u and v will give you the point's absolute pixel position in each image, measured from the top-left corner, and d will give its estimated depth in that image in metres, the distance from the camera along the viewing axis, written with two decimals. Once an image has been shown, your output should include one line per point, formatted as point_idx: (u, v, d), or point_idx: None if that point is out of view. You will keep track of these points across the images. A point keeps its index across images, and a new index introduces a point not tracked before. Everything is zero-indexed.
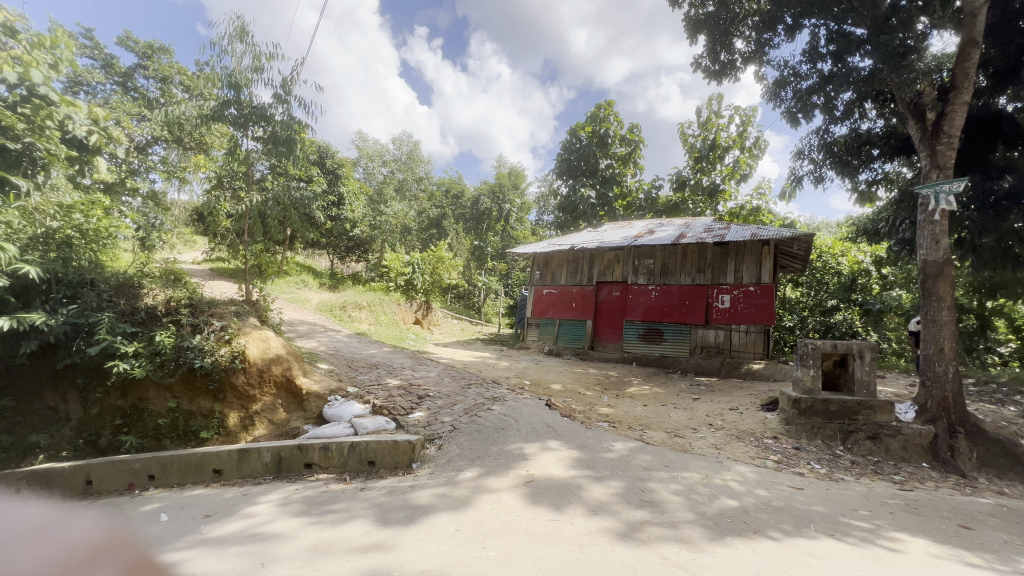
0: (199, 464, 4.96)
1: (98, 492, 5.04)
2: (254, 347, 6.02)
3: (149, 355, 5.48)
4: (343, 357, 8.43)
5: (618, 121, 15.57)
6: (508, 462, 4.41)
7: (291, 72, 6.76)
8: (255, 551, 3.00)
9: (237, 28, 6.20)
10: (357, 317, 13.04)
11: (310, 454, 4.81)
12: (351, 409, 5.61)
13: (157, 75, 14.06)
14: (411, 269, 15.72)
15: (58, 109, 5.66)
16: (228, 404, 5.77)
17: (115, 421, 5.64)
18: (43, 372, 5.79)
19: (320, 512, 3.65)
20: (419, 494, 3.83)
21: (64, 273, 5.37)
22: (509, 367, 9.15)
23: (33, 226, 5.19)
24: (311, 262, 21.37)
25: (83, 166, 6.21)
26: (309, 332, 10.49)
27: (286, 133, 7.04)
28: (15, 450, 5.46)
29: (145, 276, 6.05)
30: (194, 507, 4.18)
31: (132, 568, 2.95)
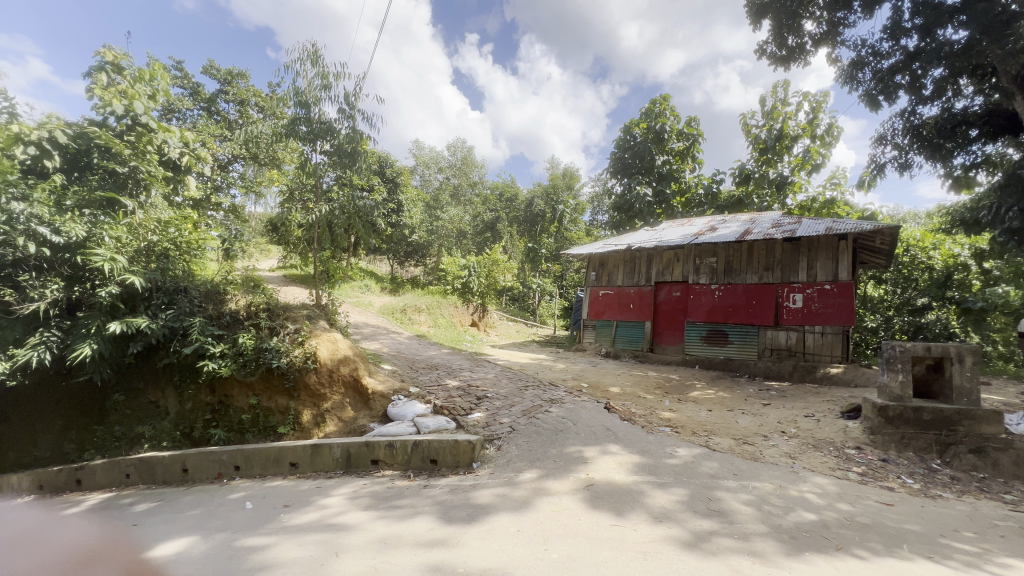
0: (278, 457, 5.35)
1: (192, 480, 5.57)
2: (324, 348, 6.42)
3: (234, 355, 5.98)
4: (405, 359, 8.77)
5: (674, 115, 15.05)
6: (567, 465, 4.38)
7: (356, 88, 7.14)
8: (329, 541, 3.19)
9: (310, 53, 6.65)
10: (417, 320, 13.50)
11: (376, 451, 5.04)
12: (413, 409, 5.82)
13: (236, 98, 15.33)
14: (468, 272, 16.09)
15: (156, 135, 6.44)
16: (303, 401, 6.16)
17: (206, 416, 6.17)
18: (147, 370, 6.46)
19: (386, 507, 3.81)
20: (480, 493, 3.90)
21: (163, 281, 6.00)
22: (566, 369, 9.10)
23: (138, 240, 5.88)
24: (372, 267, 22.40)
25: (176, 185, 6.88)
26: (373, 334, 11.01)
27: (351, 146, 7.50)
28: (126, 440, 6.19)
29: (229, 283, 6.58)
30: (274, 498, 4.50)
31: (225, 550, 3.24)
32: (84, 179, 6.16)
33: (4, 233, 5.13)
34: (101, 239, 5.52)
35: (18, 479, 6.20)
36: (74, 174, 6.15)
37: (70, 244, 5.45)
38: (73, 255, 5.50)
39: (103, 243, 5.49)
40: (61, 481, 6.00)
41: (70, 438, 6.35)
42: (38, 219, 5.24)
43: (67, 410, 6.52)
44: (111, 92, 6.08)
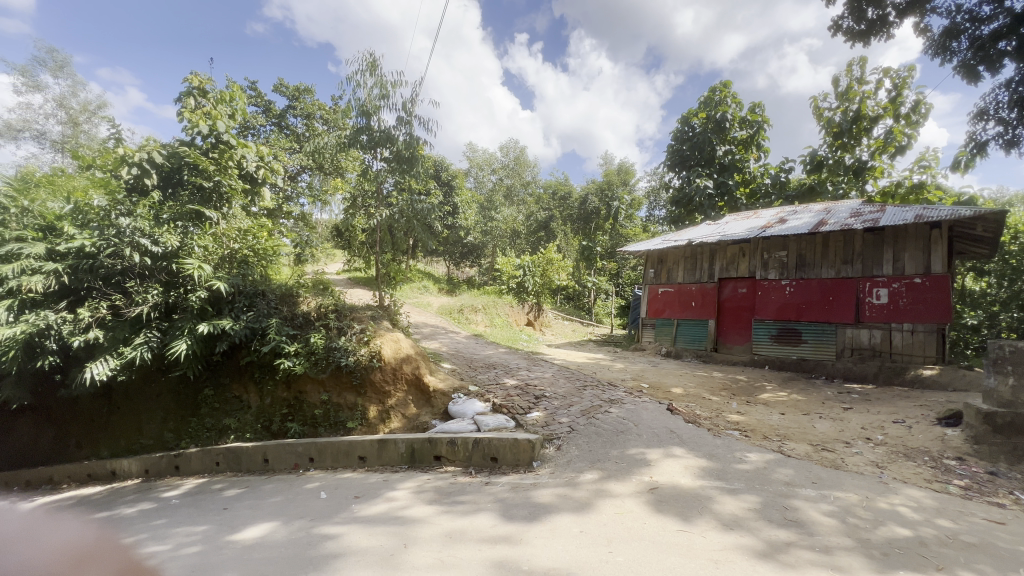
0: (348, 450, 5.65)
1: (272, 469, 6.00)
2: (388, 347, 6.70)
3: (306, 354, 6.39)
4: (464, 358, 8.96)
5: (736, 102, 14.28)
6: (629, 468, 4.29)
7: (412, 95, 7.39)
8: (397, 532, 3.32)
9: (369, 63, 6.96)
10: (474, 320, 13.75)
11: (439, 447, 5.19)
12: (473, 407, 5.94)
13: (303, 112, 16.34)
14: (522, 272, 16.18)
15: (236, 151, 7.04)
16: (369, 398, 6.46)
17: (283, 410, 6.63)
18: (232, 368, 7.03)
19: (450, 502, 3.92)
20: (540, 492, 3.92)
21: (244, 286, 6.56)
22: (625, 369, 8.91)
23: (222, 249, 6.43)
24: (430, 268, 23.09)
25: (254, 196, 7.46)
26: (432, 334, 11.36)
27: (409, 151, 7.80)
28: (216, 431, 6.77)
29: (301, 286, 7.11)
30: (345, 489, 4.76)
31: (304, 536, 3.47)
32: (176, 195, 6.81)
33: (114, 245, 5.81)
34: (191, 248, 6.11)
35: (128, 464, 6.97)
36: (167, 190, 6.81)
37: (166, 253, 6.04)
38: (168, 263, 6.11)
39: (194, 252, 6.07)
40: (163, 466, 6.70)
41: (170, 428, 7.06)
42: (141, 232, 5.88)
43: (166, 402, 7.24)
44: (198, 114, 6.71)
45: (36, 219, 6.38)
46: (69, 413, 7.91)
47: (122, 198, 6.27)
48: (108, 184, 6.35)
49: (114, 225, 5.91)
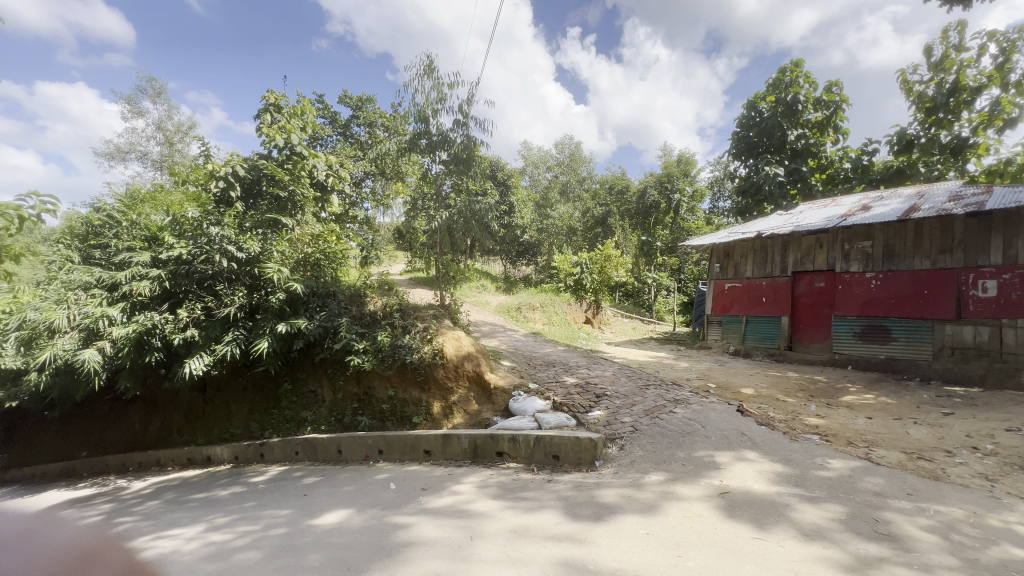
0: (414, 444, 5.89)
1: (345, 460, 6.38)
2: (450, 345, 6.91)
3: (374, 351, 6.71)
4: (523, 355, 9.04)
5: (810, 82, 13.26)
6: (697, 470, 4.13)
7: (468, 97, 7.53)
8: (464, 525, 3.42)
9: (427, 67, 7.18)
10: (532, 317, 13.80)
11: (500, 443, 5.27)
12: (534, 405, 5.98)
13: (366, 121, 17.13)
14: (580, 269, 16.00)
15: (307, 161, 7.58)
16: (432, 394, 6.67)
17: (353, 405, 7.00)
18: (307, 364, 7.53)
19: (514, 498, 3.97)
20: (604, 492, 3.87)
21: (317, 287, 7.01)
22: (690, 368, 8.57)
23: (297, 253, 6.94)
24: (487, 268, 23.48)
25: (323, 203, 7.96)
26: (491, 332, 11.55)
27: (466, 153, 7.96)
28: (294, 422, 7.28)
29: (369, 287, 7.49)
30: (413, 481, 4.96)
31: (377, 524, 3.67)
32: (256, 205, 7.39)
33: (207, 252, 6.42)
34: (271, 253, 6.65)
35: (220, 450, 7.68)
36: (249, 200, 7.40)
37: (249, 259, 6.60)
38: (251, 267, 6.67)
39: (273, 257, 6.59)
40: (250, 454, 7.31)
41: (255, 419, 7.69)
42: (228, 240, 6.46)
43: (252, 395, 7.90)
44: (274, 129, 7.30)
45: (142, 231, 7.16)
46: (172, 404, 8.85)
47: (212, 210, 6.91)
48: (200, 197, 7.03)
49: (205, 234, 6.52)
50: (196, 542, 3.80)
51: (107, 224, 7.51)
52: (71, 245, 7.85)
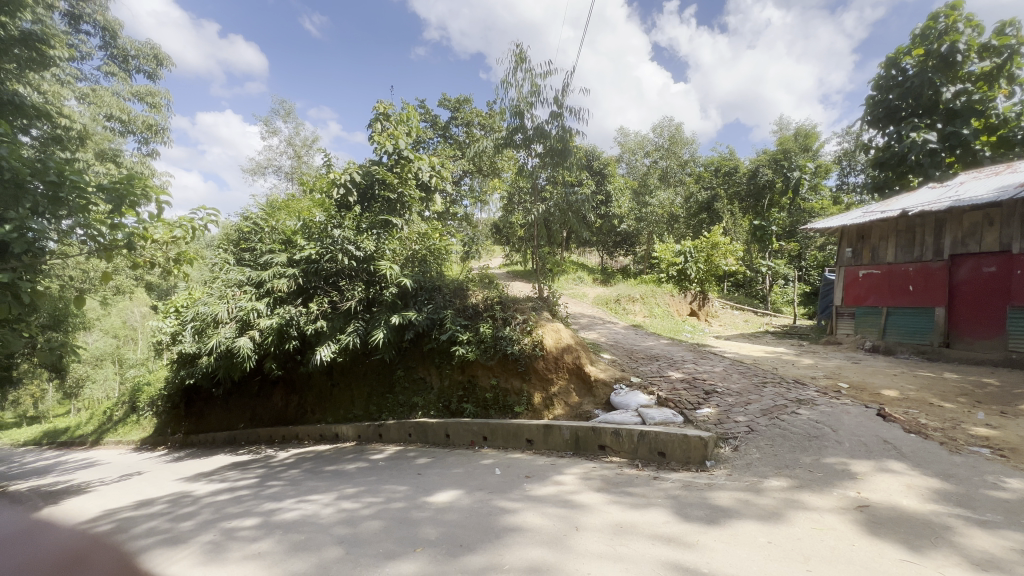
0: (517, 433, 6.07)
1: (453, 444, 6.78)
2: (549, 337, 6.98)
3: (477, 342, 7.00)
4: (623, 348, 8.81)
5: (973, 25, 11.00)
6: (828, 478, 3.71)
7: (563, 86, 7.45)
8: (569, 516, 3.45)
9: (520, 60, 7.23)
10: (632, 310, 13.39)
11: (603, 436, 5.22)
12: (636, 399, 5.81)
13: (464, 121, 17.72)
14: (683, 258, 15.11)
15: (413, 164, 8.14)
16: (533, 384, 6.79)
17: (459, 392, 7.37)
18: (417, 353, 8.09)
19: (619, 492, 3.91)
20: (717, 494, 3.65)
21: (425, 281, 7.50)
22: (815, 365, 7.70)
23: (407, 250, 7.49)
24: (584, 259, 23.25)
25: (427, 202, 8.49)
26: (590, 324, 11.45)
27: (561, 144, 7.88)
28: (407, 407, 7.88)
29: (471, 281, 7.83)
30: (518, 468, 5.11)
31: (485, 506, 3.85)
32: (370, 207, 8.11)
33: (331, 252, 7.25)
34: (384, 251, 7.32)
35: (346, 429, 8.58)
36: (364, 203, 8.15)
37: (366, 257, 7.29)
38: (368, 265, 7.38)
39: (386, 255, 7.22)
40: (370, 433, 8.10)
41: (373, 402, 8.48)
42: (348, 240, 7.20)
43: (370, 380, 8.72)
44: (385, 136, 7.96)
45: (279, 235, 8.22)
46: (306, 385, 10.11)
47: (335, 213, 7.74)
48: (325, 203, 7.90)
49: (329, 236, 7.34)
50: (331, 507, 4.32)
51: (253, 230, 8.69)
52: (228, 249, 9.25)
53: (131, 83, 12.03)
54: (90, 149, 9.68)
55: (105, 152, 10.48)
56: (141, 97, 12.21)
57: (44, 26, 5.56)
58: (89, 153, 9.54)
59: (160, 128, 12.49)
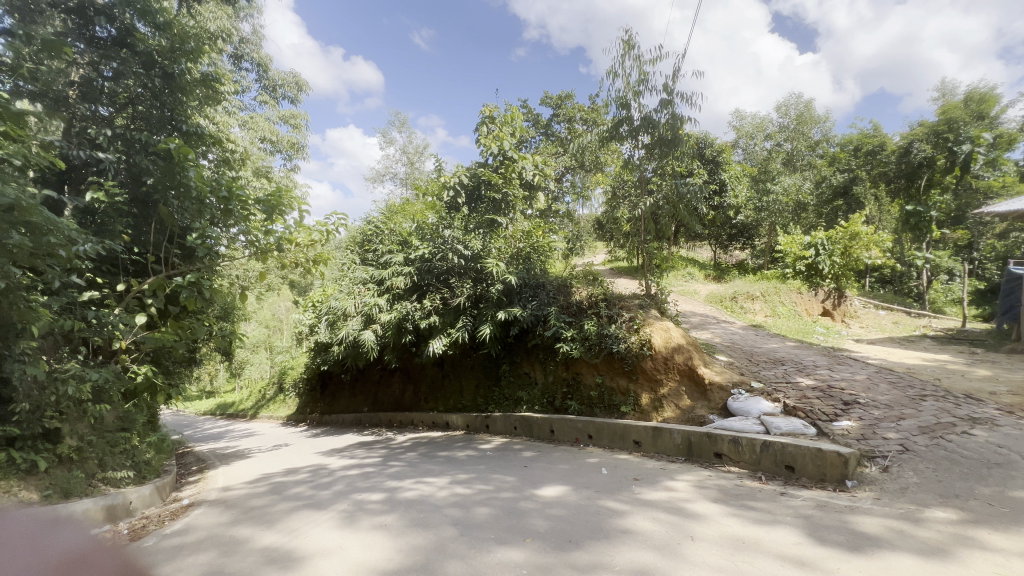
0: (623, 433, 5.93)
1: (558, 440, 6.84)
2: (658, 336, 6.69)
3: (581, 339, 6.97)
4: (742, 350, 8.11)
5: None
6: (1016, 516, 3.05)
7: (674, 71, 7.05)
8: (683, 524, 3.28)
9: (627, 47, 6.99)
10: (750, 308, 12.29)
11: (719, 444, 4.86)
12: (758, 406, 5.33)
13: (565, 118, 17.27)
14: (814, 251, 13.44)
15: (517, 164, 8.35)
16: (640, 385, 6.58)
17: (563, 388, 7.39)
18: (521, 349, 8.26)
19: (740, 505, 3.62)
20: (861, 519, 3.20)
21: (529, 278, 7.64)
22: (994, 378, 6.36)
23: (512, 248, 7.67)
24: (693, 254, 21.85)
25: (530, 200, 8.65)
26: (702, 324, 10.73)
27: (672, 133, 7.43)
28: (512, 401, 8.12)
29: (575, 278, 7.77)
30: (625, 469, 4.99)
31: (593, 505, 3.82)
32: (477, 208, 8.50)
33: (442, 251, 7.71)
34: (490, 249, 7.59)
35: (456, 418, 9.09)
36: (472, 204, 8.57)
37: (473, 255, 7.64)
38: (475, 263, 7.71)
39: (492, 253, 7.48)
40: (478, 423, 8.47)
41: (481, 394, 8.87)
42: (458, 240, 7.62)
43: (478, 374, 9.13)
44: (491, 138, 8.28)
45: (396, 236, 8.92)
46: (421, 375, 10.91)
47: (445, 214, 8.24)
48: (436, 205, 8.44)
49: (440, 236, 7.80)
50: (446, 491, 4.62)
51: (375, 232, 9.56)
52: (353, 250, 10.25)
53: (279, 108, 13.93)
54: (249, 167, 11.41)
55: (260, 169, 12.27)
56: (286, 120, 14.08)
57: (217, 67, 6.69)
58: (248, 171, 11.26)
59: (300, 145, 14.27)
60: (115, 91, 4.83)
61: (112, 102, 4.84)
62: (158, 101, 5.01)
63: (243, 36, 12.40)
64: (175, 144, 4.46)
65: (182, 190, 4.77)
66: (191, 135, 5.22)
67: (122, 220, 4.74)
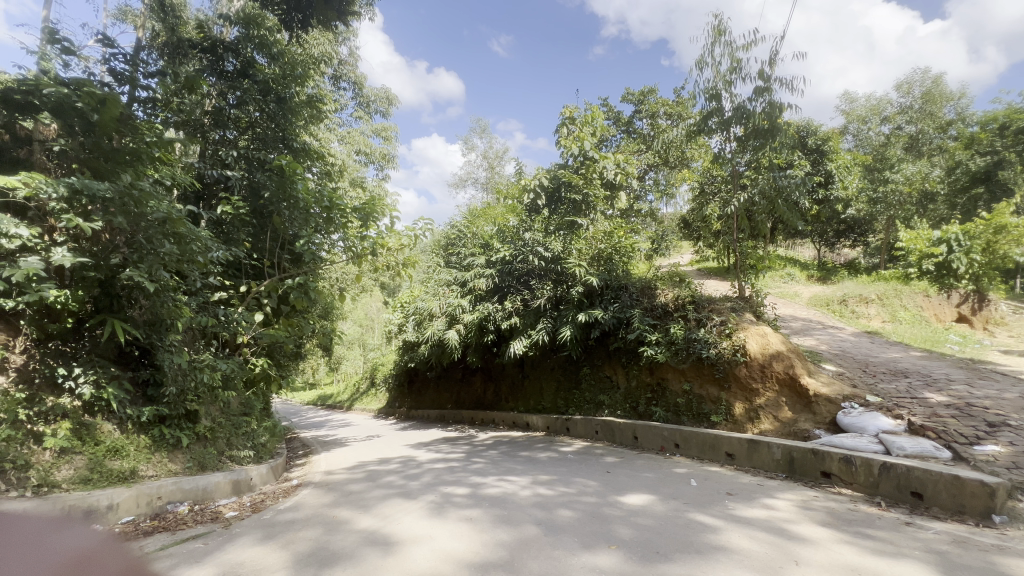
0: (714, 444, 5.59)
1: (642, 447, 6.62)
2: (753, 342, 6.21)
3: (667, 343, 6.70)
4: (854, 359, 7.26)
5: None
6: None
7: (771, 55, 6.51)
8: (786, 546, 3.02)
9: (717, 33, 6.60)
10: (864, 313, 10.97)
11: (828, 462, 4.40)
12: (876, 423, 4.73)
13: (648, 114, 16.45)
14: (946, 248, 11.68)
15: (598, 164, 8.24)
16: (734, 393, 6.16)
17: (648, 394, 7.13)
18: (602, 352, 8.09)
19: (854, 532, 3.25)
20: (1013, 562, 2.72)
21: (611, 280, 7.46)
22: None
23: (593, 249, 7.53)
24: (793, 253, 20.02)
25: (612, 199, 8.46)
26: (805, 329, 9.78)
27: (769, 122, 6.84)
28: (593, 404, 8.01)
29: (659, 280, 7.43)
30: (716, 482, 4.70)
31: (682, 517, 3.65)
32: (558, 209, 8.50)
33: (523, 253, 7.83)
34: (571, 251, 7.52)
35: (536, 419, 9.16)
36: (552, 206, 8.58)
37: (553, 257, 7.64)
38: (556, 265, 7.69)
39: (572, 254, 7.41)
40: (558, 426, 8.46)
41: (561, 396, 8.86)
42: (538, 242, 7.68)
43: (558, 376, 9.11)
44: (571, 139, 8.27)
45: (478, 240, 9.20)
46: (501, 375, 11.12)
47: (526, 217, 8.29)
48: (517, 208, 8.57)
49: (522, 239, 7.92)
50: (528, 490, 4.67)
51: (458, 236, 9.93)
52: (438, 253, 10.71)
53: (372, 123, 14.99)
54: (347, 178, 12.42)
55: (356, 179, 13.28)
56: (378, 133, 15.12)
57: (320, 88, 7.35)
58: (346, 181, 12.24)
59: (391, 156, 15.23)
60: (239, 116, 5.50)
61: (237, 127, 5.52)
62: (274, 122, 5.62)
63: (341, 59, 13.52)
64: (287, 161, 5.00)
65: (292, 202, 5.34)
66: (299, 151, 5.81)
67: (243, 230, 5.41)
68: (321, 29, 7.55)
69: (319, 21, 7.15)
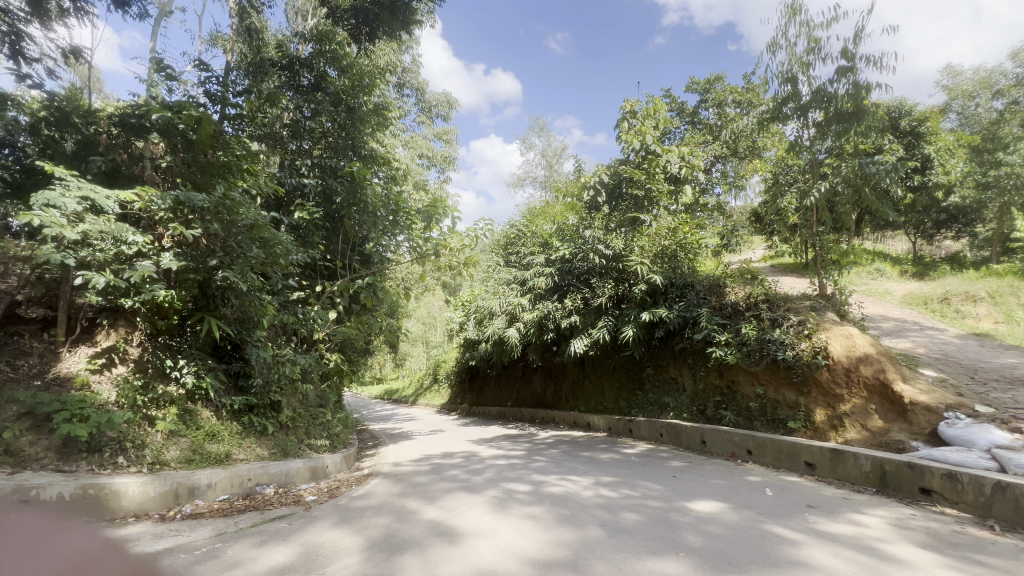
0: (792, 452, 5.24)
1: (710, 452, 6.33)
2: (837, 344, 5.72)
3: (738, 344, 6.36)
4: (959, 364, 6.48)
5: None
6: None
7: (855, 31, 5.97)
8: (877, 567, 2.77)
9: (792, 13, 6.16)
10: (970, 313, 9.76)
11: (928, 478, 3.97)
12: (988, 436, 4.20)
13: (714, 103, 15.64)
14: None
15: (662, 158, 7.97)
16: (814, 399, 5.73)
17: (717, 397, 6.81)
18: (666, 352, 7.82)
19: (961, 557, 2.91)
20: None
21: (676, 278, 7.19)
22: None
23: (655, 246, 7.30)
24: (883, 246, 18.21)
25: (676, 194, 8.15)
26: (898, 330, 8.88)
27: (853, 104, 6.27)
28: (657, 406, 7.76)
29: (728, 277, 7.05)
30: (795, 493, 4.40)
31: (756, 528, 3.45)
32: (618, 205, 8.32)
33: (583, 251, 7.77)
34: (633, 248, 7.32)
35: (597, 419, 9.04)
36: (613, 203, 8.41)
37: (615, 254, 7.49)
38: (618, 263, 7.54)
39: (634, 251, 7.22)
40: (621, 427, 8.30)
41: (623, 397, 8.67)
42: (598, 240, 7.57)
43: (620, 375, 8.93)
44: (632, 134, 8.06)
45: (537, 238, 9.22)
46: (561, 374, 11.08)
47: (585, 215, 8.21)
48: (576, 206, 8.50)
49: (581, 237, 7.84)
50: (591, 491, 4.62)
51: (517, 236, 10.03)
52: (498, 253, 10.86)
53: (433, 127, 15.46)
54: (411, 182, 12.91)
55: (419, 182, 13.76)
56: (439, 137, 15.57)
57: (386, 97, 7.69)
58: (409, 185, 12.73)
59: (452, 158, 15.63)
60: (313, 127, 5.88)
61: (312, 137, 5.92)
62: (344, 132, 5.97)
63: (404, 67, 14.07)
64: (357, 168, 5.29)
65: (362, 206, 5.64)
66: (367, 157, 6.14)
67: (319, 233, 5.80)
68: (386, 41, 7.91)
69: (384, 32, 7.45)
